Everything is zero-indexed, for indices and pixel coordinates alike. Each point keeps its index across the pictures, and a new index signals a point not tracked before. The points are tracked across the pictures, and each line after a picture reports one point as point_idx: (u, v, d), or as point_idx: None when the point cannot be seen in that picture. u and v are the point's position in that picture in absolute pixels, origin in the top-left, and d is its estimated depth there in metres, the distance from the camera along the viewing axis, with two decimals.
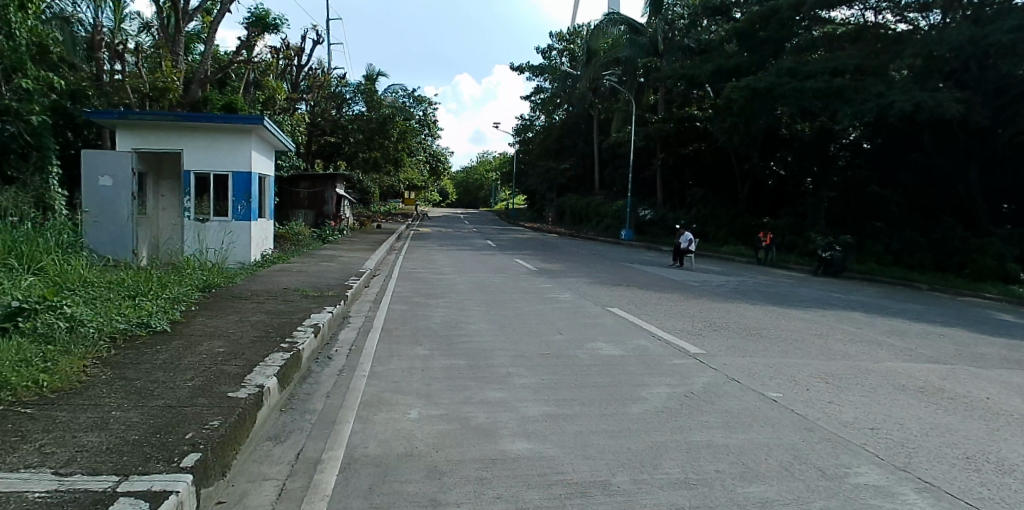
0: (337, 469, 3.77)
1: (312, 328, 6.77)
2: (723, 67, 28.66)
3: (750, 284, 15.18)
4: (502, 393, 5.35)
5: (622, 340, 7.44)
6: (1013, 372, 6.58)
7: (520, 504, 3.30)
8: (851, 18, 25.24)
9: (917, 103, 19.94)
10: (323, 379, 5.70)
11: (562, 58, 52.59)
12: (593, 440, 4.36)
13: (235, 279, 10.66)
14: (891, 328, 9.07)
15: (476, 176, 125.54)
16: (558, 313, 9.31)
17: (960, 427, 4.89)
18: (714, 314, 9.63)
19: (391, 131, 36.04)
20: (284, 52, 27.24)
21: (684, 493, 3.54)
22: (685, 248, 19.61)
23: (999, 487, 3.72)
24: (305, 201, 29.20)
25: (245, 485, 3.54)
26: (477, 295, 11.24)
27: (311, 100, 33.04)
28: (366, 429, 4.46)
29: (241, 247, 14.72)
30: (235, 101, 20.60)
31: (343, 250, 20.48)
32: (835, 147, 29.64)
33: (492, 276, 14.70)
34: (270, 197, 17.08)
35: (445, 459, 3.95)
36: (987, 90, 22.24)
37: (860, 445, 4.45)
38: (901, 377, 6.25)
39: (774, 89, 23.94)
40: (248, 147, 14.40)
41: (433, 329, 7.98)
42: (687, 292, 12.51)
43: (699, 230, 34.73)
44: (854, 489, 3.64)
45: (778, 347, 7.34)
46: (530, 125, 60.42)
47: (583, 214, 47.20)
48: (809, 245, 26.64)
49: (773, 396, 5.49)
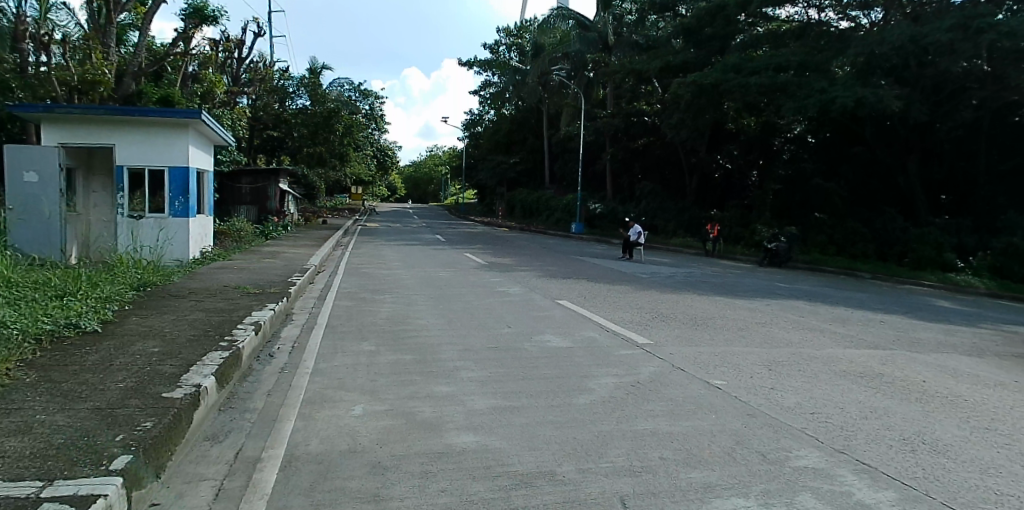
0: (276, 467, 3.72)
1: (252, 326, 6.64)
2: (671, 63, 28.97)
3: (697, 274, 15.43)
4: (449, 387, 5.30)
5: (570, 332, 7.50)
6: (949, 356, 6.82)
7: (465, 496, 3.31)
8: (795, 16, 26.06)
9: (858, 99, 20.38)
10: (265, 377, 5.57)
11: (510, 52, 53.41)
12: (540, 431, 4.39)
13: (173, 277, 10.39)
14: (835, 315, 9.31)
15: (427, 171, 125.23)
16: (508, 307, 9.29)
17: (898, 409, 5.10)
18: (662, 305, 9.73)
19: (336, 125, 36.16)
20: (223, 45, 26.92)
21: (629, 480, 3.60)
22: (635, 240, 19.80)
23: (932, 467, 3.91)
24: (247, 197, 28.64)
25: (180, 486, 3.45)
26: (423, 290, 11.16)
27: (253, 95, 32.79)
28: (308, 426, 4.38)
29: (180, 242, 14.41)
30: (171, 95, 20.14)
31: (288, 246, 20.24)
32: (781, 141, 31.19)
33: (442, 271, 14.63)
34: (209, 192, 16.68)
35: (389, 454, 3.94)
36: (925, 85, 23.21)
37: (802, 429, 4.58)
38: (845, 362, 6.42)
39: (719, 85, 24.34)
40: (184, 141, 14.05)
41: (379, 324, 7.89)
42: (635, 283, 12.66)
43: (649, 223, 35.02)
44: (795, 472, 3.74)
45: (724, 335, 7.48)
46: (479, 120, 60.74)
47: (533, 208, 47.43)
48: (756, 236, 27.37)
49: (717, 383, 5.56)
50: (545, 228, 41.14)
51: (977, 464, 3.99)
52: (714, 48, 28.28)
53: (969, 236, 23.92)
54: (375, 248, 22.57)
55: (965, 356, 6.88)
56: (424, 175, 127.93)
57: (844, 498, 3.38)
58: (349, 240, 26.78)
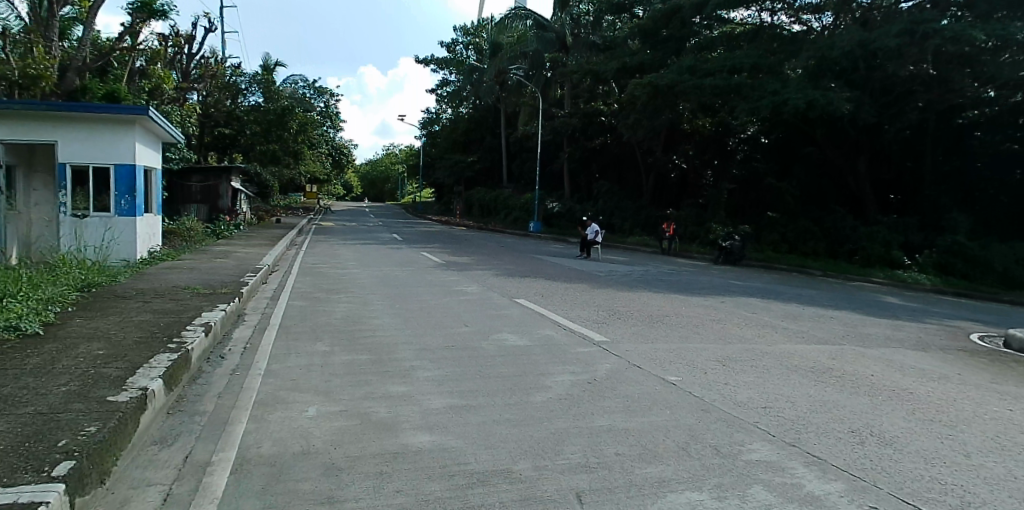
0: (226, 470, 3.65)
1: (202, 327, 6.52)
2: (629, 64, 29.35)
3: (653, 272, 15.69)
4: (404, 387, 5.27)
5: (528, 330, 7.54)
6: (896, 350, 7.07)
7: (419, 496, 3.30)
8: (748, 19, 26.38)
9: (810, 101, 20.89)
10: (214, 379, 5.45)
11: (468, 51, 53.67)
12: (496, 430, 4.40)
13: (119, 277, 10.14)
14: (787, 311, 9.56)
15: (384, 169, 124.35)
16: (465, 306, 9.29)
17: (846, 402, 5.26)
18: (619, 303, 9.85)
19: (290, 123, 35.84)
20: (172, 39, 26.48)
21: (584, 476, 3.64)
22: (592, 239, 20.01)
23: (878, 458, 4.04)
24: (197, 195, 28.07)
25: (126, 492, 3.36)
26: (379, 289, 11.09)
27: (203, 90, 32.30)
28: (260, 428, 4.32)
29: (126, 243, 14.06)
30: (117, 91, 19.57)
31: (241, 245, 20.00)
32: (736, 140, 32.40)
33: (399, 270, 14.56)
34: (158, 191, 16.28)
35: (343, 456, 3.90)
36: (874, 88, 23.61)
37: (754, 423, 4.69)
38: (796, 357, 6.58)
39: (675, 86, 24.80)
40: (131, 138, 13.72)
41: (334, 324, 7.81)
42: (593, 281, 12.80)
43: (606, 221, 35.36)
44: (746, 465, 3.83)
45: (679, 332, 7.61)
46: (437, 119, 60.69)
47: (491, 206, 47.32)
48: (710, 235, 27.66)
49: (672, 379, 5.65)
50: (502, 227, 41.18)
51: (922, 454, 4.14)
52: (671, 48, 28.57)
53: (916, 234, 24.87)
54: (330, 247, 22.29)
55: (912, 350, 7.13)
56: (380, 174, 127.23)
57: (794, 490, 3.47)
58: (303, 239, 26.44)
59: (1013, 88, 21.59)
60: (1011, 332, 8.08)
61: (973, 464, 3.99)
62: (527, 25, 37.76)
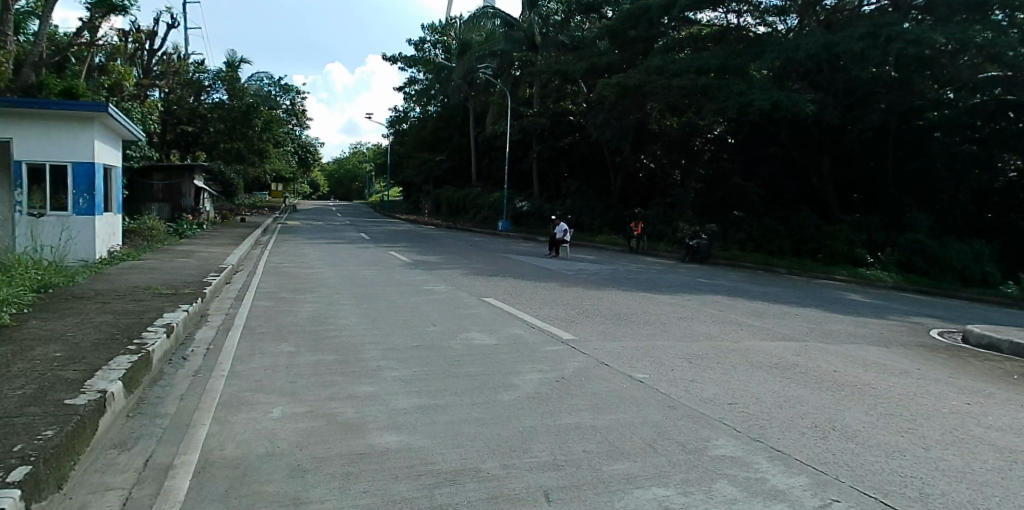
0: (189, 473, 3.61)
1: (164, 328, 6.41)
2: (597, 64, 29.45)
3: (621, 271, 15.80)
4: (371, 387, 5.25)
5: (495, 329, 7.55)
6: (858, 346, 7.23)
7: (386, 497, 3.28)
8: (715, 20, 26.60)
9: (775, 102, 21.31)
10: (177, 381, 5.37)
11: (436, 50, 53.93)
12: (462, 428, 4.40)
13: (78, 278, 9.95)
14: (752, 309, 9.71)
15: (350, 167, 123.29)
16: (434, 305, 9.26)
17: (810, 398, 5.36)
18: (587, 301, 9.91)
19: (255, 121, 35.46)
20: (132, 35, 26.06)
21: (553, 474, 3.67)
22: (561, 238, 20.10)
23: (841, 452, 4.13)
24: (160, 194, 27.99)
25: (85, 496, 3.29)
26: (346, 288, 11.02)
27: (165, 87, 31.77)
28: (224, 430, 4.26)
29: (84, 242, 13.76)
30: (76, 87, 19.20)
31: (204, 244, 19.76)
32: (702, 141, 31.87)
33: (365, 270, 14.45)
34: (117, 189, 15.97)
35: (309, 457, 3.87)
36: (838, 89, 24.33)
37: (720, 419, 4.76)
38: (761, 354, 6.70)
39: (643, 86, 25.05)
40: (90, 136, 13.42)
41: (300, 324, 7.75)
42: (562, 280, 12.85)
43: (575, 220, 35.61)
44: (712, 461, 3.90)
45: (646, 330, 7.68)
46: (405, 117, 60.68)
47: (460, 206, 47.12)
48: (677, 234, 27.88)
49: (639, 377, 5.71)
50: (472, 225, 41.01)
51: (882, 448, 4.24)
52: (638, 50, 28.90)
53: (879, 233, 25.63)
54: (296, 247, 21.97)
55: (873, 346, 7.31)
56: (347, 171, 126.19)
57: (759, 484, 3.54)
58: (267, 239, 26.10)
59: (969, 91, 23.28)
60: (969, 327, 8.36)
61: (932, 457, 4.10)
62: (495, 25, 37.47)
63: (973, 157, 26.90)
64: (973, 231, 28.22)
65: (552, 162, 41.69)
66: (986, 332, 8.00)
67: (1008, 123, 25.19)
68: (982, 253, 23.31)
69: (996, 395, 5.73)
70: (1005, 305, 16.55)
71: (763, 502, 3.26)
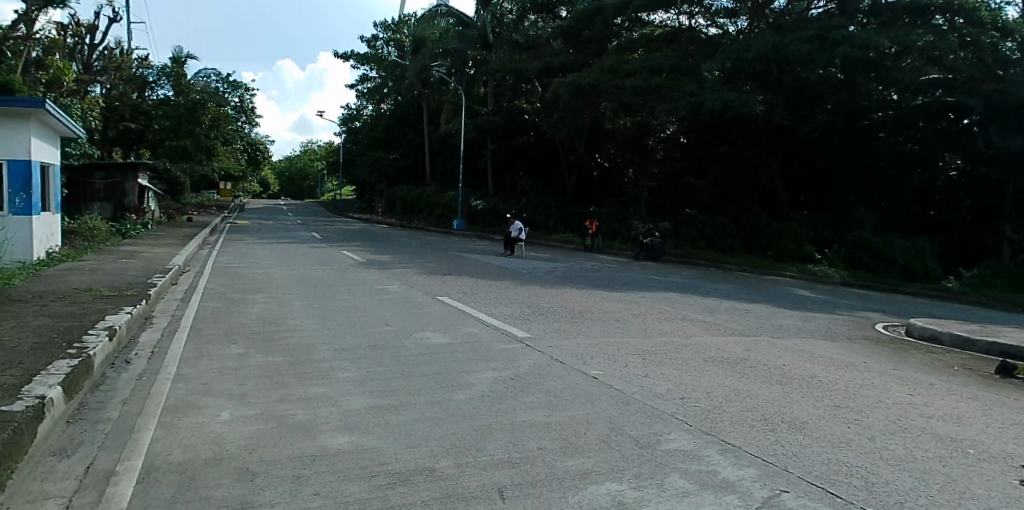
0: (134, 479, 3.52)
1: (105, 331, 6.24)
2: (550, 64, 29.43)
3: (575, 269, 15.93)
4: (323, 388, 5.21)
5: (450, 328, 7.56)
6: (806, 340, 7.49)
7: (339, 499, 3.25)
8: (667, 22, 27.49)
9: (726, 102, 21.93)
10: (120, 385, 5.24)
11: (388, 48, 53.70)
12: (416, 428, 4.40)
13: (14, 281, 9.57)
14: (704, 305, 9.91)
15: (300, 165, 121.35)
16: (387, 304, 9.23)
17: (759, 392, 5.52)
18: (543, 299, 9.97)
19: (202, 118, 34.86)
20: (70, 30, 25.24)
21: (507, 472, 3.70)
22: (516, 236, 20.16)
23: (788, 444, 4.26)
24: (101, 193, 26.98)
25: (22, 506, 3.16)
26: (298, 289, 10.87)
27: (106, 83, 30.79)
28: (170, 435, 4.17)
29: (20, 243, 13.25)
30: (13, 79, 17.96)
31: (147, 245, 19.22)
32: (654, 140, 31.85)
33: (317, 269, 14.27)
34: (55, 188, 15.42)
35: (258, 459, 3.83)
36: (786, 91, 25.26)
37: (673, 414, 4.86)
38: (712, 349, 6.87)
39: (597, 86, 25.26)
40: (27, 132, 12.96)
41: (249, 326, 7.64)
42: (517, 279, 12.88)
43: (530, 219, 35.50)
44: (665, 455, 3.98)
45: (600, 327, 7.79)
46: (358, 115, 60.92)
47: (414, 204, 46.82)
48: (631, 231, 28.62)
49: (594, 373, 5.79)
50: (426, 225, 40.60)
51: (828, 439, 4.40)
52: (593, 50, 28.92)
53: (826, 231, 26.46)
54: (246, 247, 21.46)
55: (819, 339, 7.59)
56: (298, 169, 124.29)
57: (710, 477, 3.63)
58: (214, 238, 25.51)
59: (912, 93, 24.25)
60: (911, 320, 8.75)
61: (876, 447, 4.27)
62: (449, 24, 37.08)
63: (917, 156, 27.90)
64: (917, 228, 29.31)
65: (507, 160, 41.85)
66: (928, 325, 8.37)
67: (948, 124, 26.82)
68: (923, 249, 24.04)
69: (936, 386, 5.99)
70: (946, 299, 17.38)
71: (713, 494, 3.34)
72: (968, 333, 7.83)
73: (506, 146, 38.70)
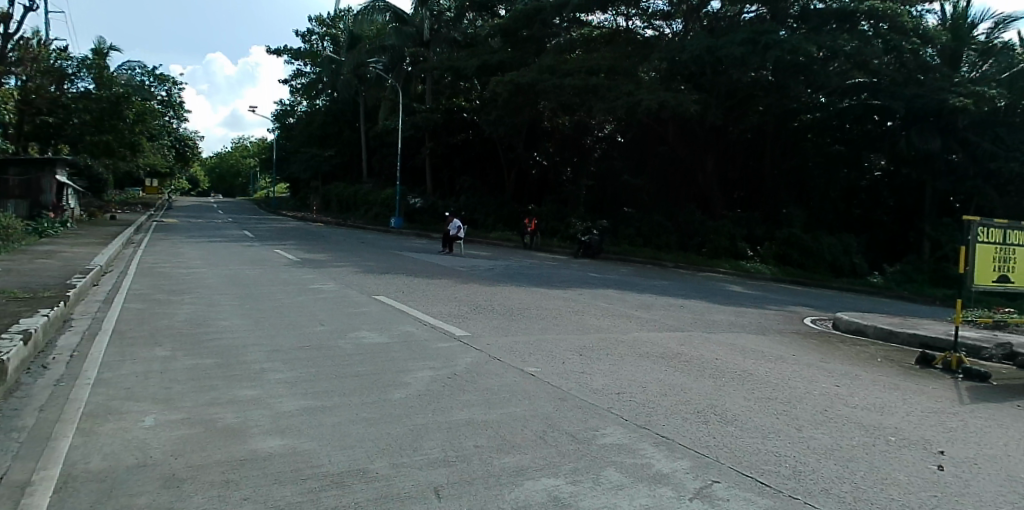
0: (49, 489, 3.40)
1: (20, 335, 6.00)
2: (488, 63, 29.44)
3: (513, 267, 15.99)
4: (254, 391, 5.14)
5: (387, 327, 7.53)
6: (737, 334, 7.78)
7: (270, 502, 3.23)
8: (603, 23, 27.88)
9: (661, 102, 22.47)
10: (34, 392, 5.04)
11: (324, 42, 53.12)
12: (352, 429, 4.39)
13: None
14: (640, 302, 10.10)
15: (234, 163, 117.68)
16: (321, 304, 9.14)
17: (690, 385, 5.71)
18: (480, 297, 10.00)
19: (127, 112, 33.53)
20: None
21: (443, 470, 3.73)
22: (456, 234, 20.14)
23: (719, 436, 4.43)
24: (16, 190, 26.06)
25: None
26: (230, 289, 10.59)
27: (22, 74, 29.24)
28: (89, 442, 4.05)
29: None
30: None
31: (66, 245, 18.33)
32: (592, 139, 33.20)
33: (248, 269, 13.93)
34: None
35: (185, 465, 3.76)
36: (720, 92, 25.13)
37: (608, 409, 4.98)
38: (647, 345, 7.03)
39: (535, 85, 25.12)
40: None
41: (176, 328, 7.42)
42: (456, 277, 12.84)
43: (468, 216, 35.61)
44: (599, 449, 4.08)
45: (538, 325, 7.88)
46: (291, 111, 59.85)
47: (351, 203, 46.17)
48: (570, 229, 29.01)
49: (531, 370, 5.88)
50: (365, 224, 39.93)
51: (757, 430, 4.58)
52: (530, 50, 29.13)
53: (758, 228, 27.59)
54: (174, 246, 20.51)
55: (749, 333, 7.89)
56: (232, 166, 120.47)
57: (644, 469, 3.75)
58: (139, 237, 24.57)
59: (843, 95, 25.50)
60: (838, 314, 9.20)
61: (803, 436, 4.48)
62: (387, 19, 36.46)
63: (842, 156, 28.96)
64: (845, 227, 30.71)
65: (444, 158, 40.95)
66: (854, 319, 8.83)
67: (873, 125, 27.78)
68: (850, 246, 25.06)
69: (858, 376, 6.32)
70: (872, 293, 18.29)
71: (648, 486, 3.45)
72: (890, 326, 8.27)
73: (445, 144, 39.49)
